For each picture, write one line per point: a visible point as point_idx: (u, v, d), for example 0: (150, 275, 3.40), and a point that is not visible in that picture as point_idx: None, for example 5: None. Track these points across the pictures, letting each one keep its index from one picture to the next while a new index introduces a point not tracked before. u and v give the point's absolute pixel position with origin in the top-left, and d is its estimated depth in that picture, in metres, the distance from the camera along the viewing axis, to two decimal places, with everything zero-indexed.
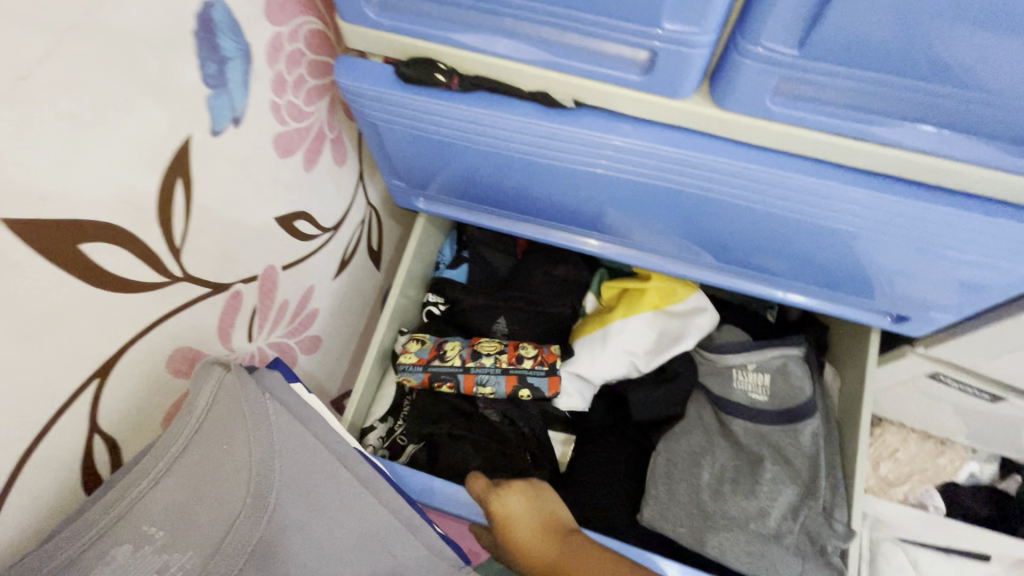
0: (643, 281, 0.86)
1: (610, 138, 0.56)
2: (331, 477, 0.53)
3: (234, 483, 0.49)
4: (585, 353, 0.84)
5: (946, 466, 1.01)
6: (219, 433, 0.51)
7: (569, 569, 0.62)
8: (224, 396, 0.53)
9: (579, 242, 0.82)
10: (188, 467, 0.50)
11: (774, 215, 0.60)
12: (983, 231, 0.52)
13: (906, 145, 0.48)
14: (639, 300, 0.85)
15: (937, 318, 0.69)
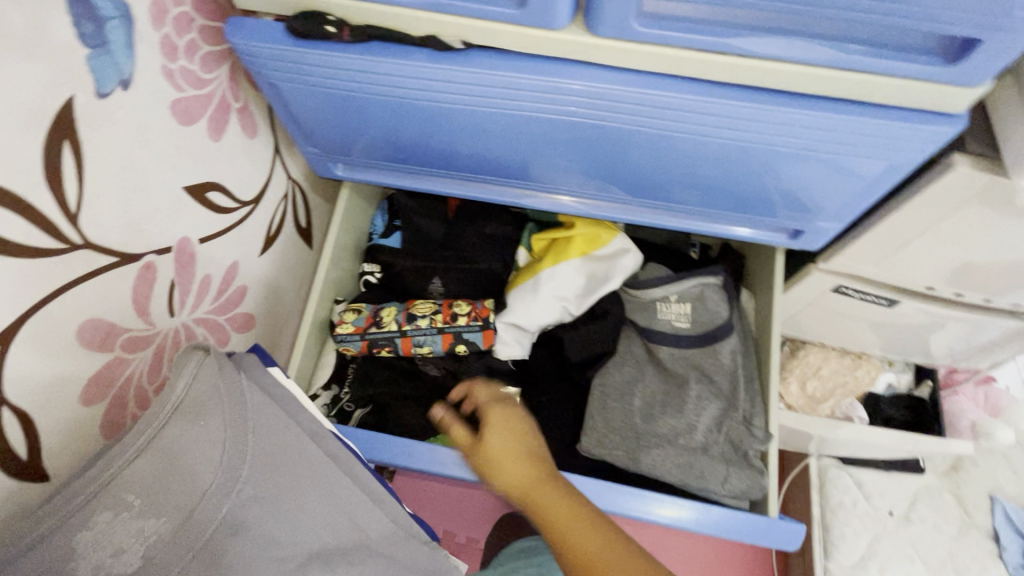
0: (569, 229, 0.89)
1: (572, 83, 0.58)
2: (302, 454, 0.54)
3: (210, 457, 0.50)
4: (518, 303, 0.86)
5: (863, 378, 1.08)
6: (196, 411, 0.52)
7: (541, 500, 0.63)
8: (203, 377, 0.54)
9: (550, 202, 0.83)
10: (166, 443, 0.50)
11: (666, 142, 0.64)
12: (844, 132, 0.57)
13: (762, 55, 0.52)
14: (567, 248, 0.88)
15: (825, 229, 0.75)
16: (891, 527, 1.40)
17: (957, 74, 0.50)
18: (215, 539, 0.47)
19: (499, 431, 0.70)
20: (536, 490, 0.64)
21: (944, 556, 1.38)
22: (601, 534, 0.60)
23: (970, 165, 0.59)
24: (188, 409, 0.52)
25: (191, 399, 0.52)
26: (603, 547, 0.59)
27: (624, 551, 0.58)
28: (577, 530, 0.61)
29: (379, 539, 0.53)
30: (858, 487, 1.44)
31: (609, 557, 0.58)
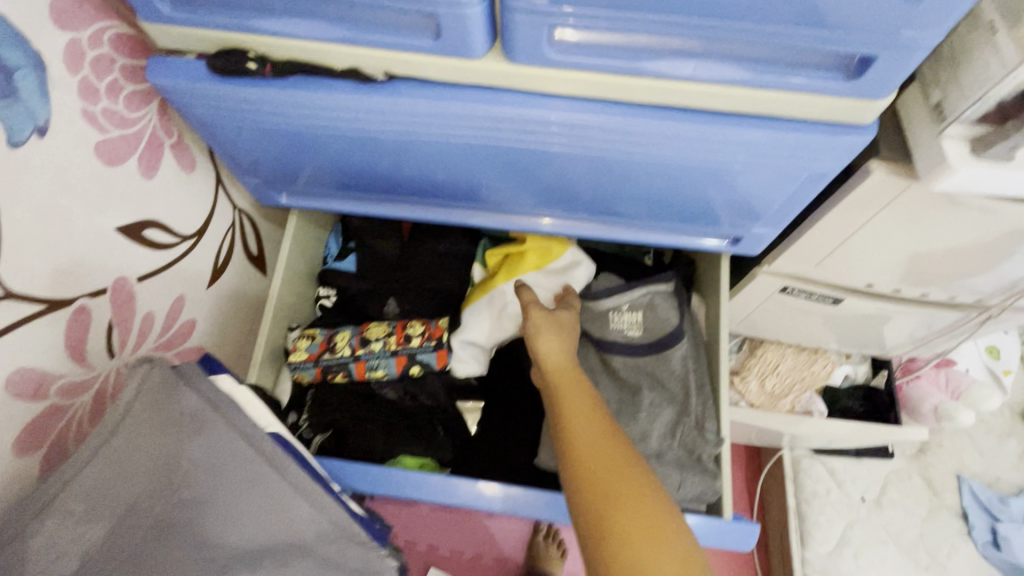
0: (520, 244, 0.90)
1: (553, 116, 0.59)
2: (235, 459, 0.56)
3: (151, 465, 0.56)
4: (472, 322, 0.87)
5: (819, 372, 1.11)
6: (140, 422, 0.57)
7: (570, 391, 0.68)
8: (147, 389, 0.58)
9: (534, 223, 0.83)
10: (113, 452, 0.56)
11: (595, 160, 0.65)
12: (762, 144, 0.58)
13: (675, 77, 0.54)
14: (521, 264, 0.89)
15: (761, 234, 0.77)
16: (864, 513, 1.43)
17: (860, 88, 0.51)
18: (148, 538, 0.54)
19: (544, 322, 0.77)
20: (561, 380, 0.70)
21: (916, 538, 1.41)
22: (599, 432, 0.62)
23: (885, 171, 0.61)
24: (134, 419, 0.57)
25: (135, 411, 0.57)
26: (596, 438, 0.61)
27: (614, 450, 0.60)
28: (581, 421, 0.64)
29: (312, 541, 0.56)
30: (830, 477, 1.46)
31: (597, 451, 0.60)
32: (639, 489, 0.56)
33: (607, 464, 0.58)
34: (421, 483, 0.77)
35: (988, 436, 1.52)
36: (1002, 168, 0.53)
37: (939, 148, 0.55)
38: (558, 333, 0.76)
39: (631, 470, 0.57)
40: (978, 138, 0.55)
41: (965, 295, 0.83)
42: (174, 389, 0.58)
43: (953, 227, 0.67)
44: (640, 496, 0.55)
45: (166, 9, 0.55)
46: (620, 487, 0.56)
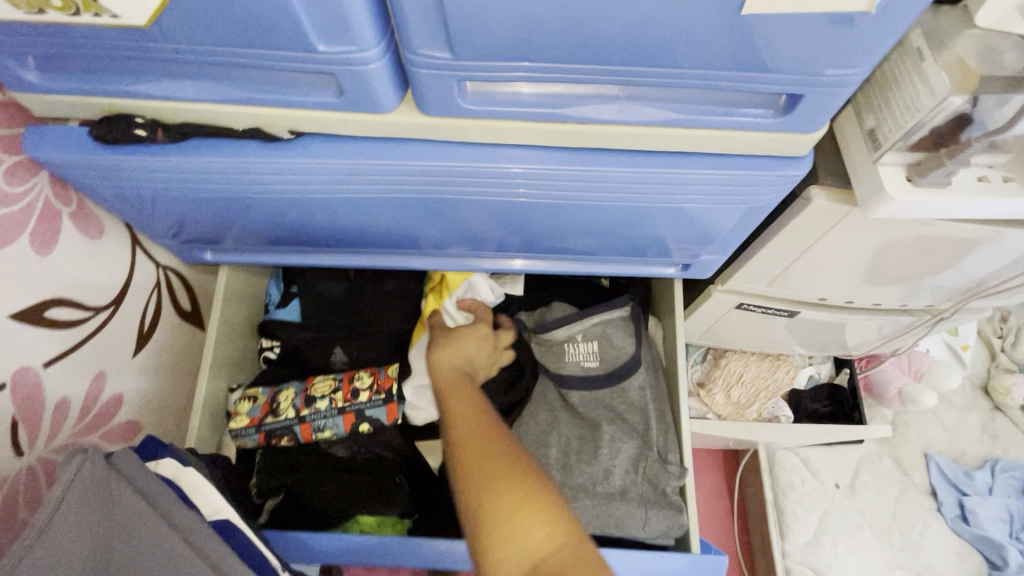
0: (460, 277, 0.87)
1: (512, 167, 0.55)
2: (169, 562, 0.49)
3: (76, 574, 0.48)
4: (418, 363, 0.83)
5: (784, 378, 1.11)
6: (74, 520, 0.50)
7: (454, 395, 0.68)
8: (78, 487, 0.51)
9: (503, 264, 0.80)
10: (38, 559, 0.48)
11: (528, 205, 0.61)
12: (694, 181, 0.56)
13: (599, 121, 0.50)
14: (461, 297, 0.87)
15: (711, 261, 0.75)
16: (839, 499, 1.44)
17: (789, 124, 0.49)
18: None
19: (439, 334, 0.77)
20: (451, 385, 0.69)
21: (890, 519, 1.42)
22: (479, 425, 0.62)
23: (827, 197, 0.59)
24: (64, 518, 0.50)
25: (66, 511, 0.50)
26: (477, 431, 0.61)
27: (493, 440, 0.60)
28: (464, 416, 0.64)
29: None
30: (804, 466, 1.47)
31: (476, 442, 0.60)
32: (515, 472, 0.56)
33: (486, 453, 0.58)
34: (378, 547, 0.74)
35: (952, 412, 1.55)
36: (938, 194, 0.52)
37: (876, 176, 0.53)
38: (447, 338, 0.75)
39: (508, 457, 0.58)
40: (913, 164, 0.53)
41: (916, 300, 0.83)
42: (109, 480, 0.52)
43: (897, 240, 0.66)
44: (516, 480, 0.56)
45: (35, 78, 0.51)
46: (495, 473, 0.56)
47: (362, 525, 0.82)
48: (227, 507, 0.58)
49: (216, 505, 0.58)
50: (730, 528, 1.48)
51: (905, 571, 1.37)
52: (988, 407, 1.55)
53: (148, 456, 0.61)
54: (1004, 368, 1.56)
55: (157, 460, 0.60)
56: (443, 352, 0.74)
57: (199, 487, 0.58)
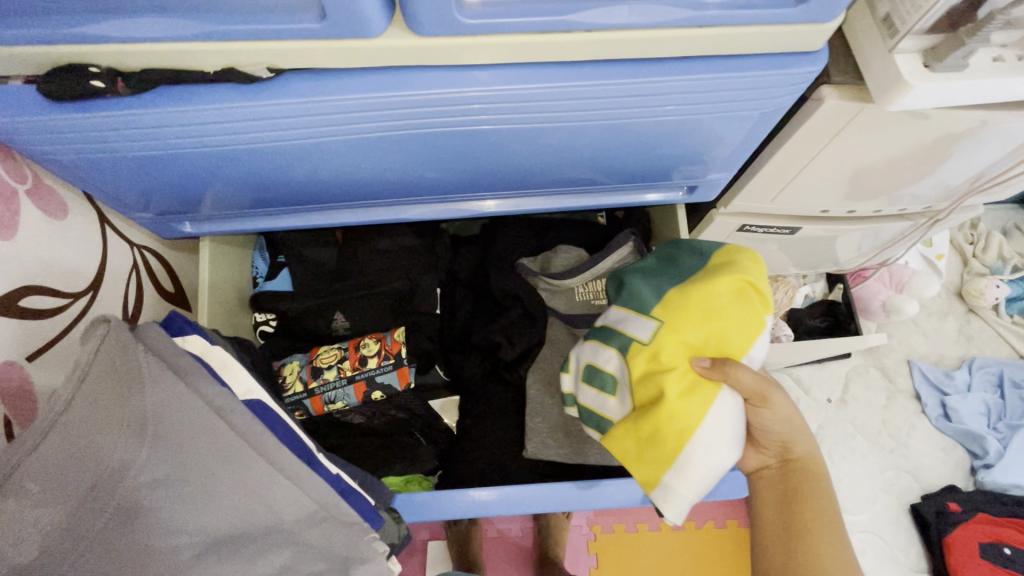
0: (701, 296, 0.61)
1: (503, 89, 0.51)
2: (207, 431, 0.45)
3: (109, 438, 0.43)
4: (700, 435, 0.57)
5: (782, 299, 1.12)
6: (105, 386, 0.44)
7: (803, 478, 0.66)
8: (103, 353, 0.45)
9: (488, 206, 0.77)
10: (68, 429, 0.42)
11: (532, 132, 0.58)
12: (707, 88, 0.54)
13: (606, 27, 0.47)
14: (709, 333, 0.60)
15: (717, 180, 0.73)
16: (832, 413, 1.50)
17: (805, 14, 0.47)
18: (107, 534, 0.41)
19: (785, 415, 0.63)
20: (800, 479, 0.66)
21: (879, 424, 1.49)
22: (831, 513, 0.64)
23: (839, 96, 0.57)
24: (93, 388, 0.44)
25: (93, 377, 0.44)
26: (821, 531, 0.62)
27: (834, 555, 0.61)
28: (816, 513, 0.64)
29: (293, 524, 0.47)
30: (797, 385, 1.52)
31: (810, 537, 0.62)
32: None
33: (828, 561, 0.60)
34: (407, 505, 0.73)
35: (930, 318, 1.61)
36: (954, 78, 0.51)
37: (892, 65, 0.52)
38: (790, 427, 0.64)
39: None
40: (930, 49, 0.51)
41: (914, 203, 0.83)
42: (137, 353, 0.46)
43: (902, 137, 0.64)
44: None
45: None
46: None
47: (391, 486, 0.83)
48: (259, 388, 0.54)
49: (247, 385, 0.53)
50: None
51: (896, 471, 1.44)
52: (963, 310, 1.62)
53: (174, 334, 0.54)
54: (976, 273, 1.62)
55: (184, 337, 0.54)
56: (804, 444, 0.66)
57: (230, 365, 0.53)
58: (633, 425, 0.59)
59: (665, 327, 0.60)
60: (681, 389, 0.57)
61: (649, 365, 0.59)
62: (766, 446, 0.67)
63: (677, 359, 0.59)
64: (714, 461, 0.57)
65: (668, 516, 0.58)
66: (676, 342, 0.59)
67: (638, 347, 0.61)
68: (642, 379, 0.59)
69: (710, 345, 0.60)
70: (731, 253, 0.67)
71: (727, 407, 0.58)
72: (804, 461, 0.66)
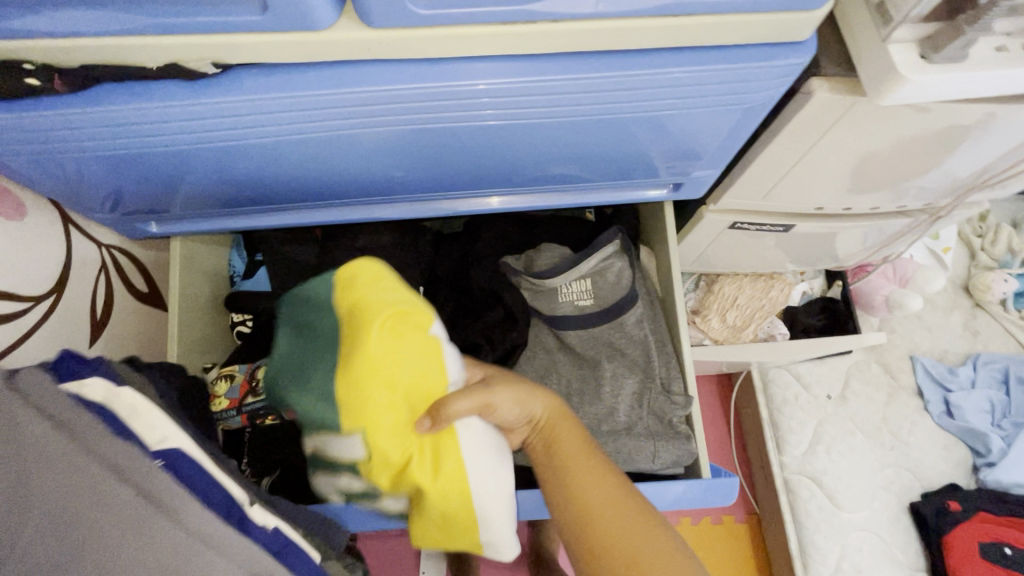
0: (350, 370, 0.46)
1: (476, 83, 0.48)
2: (106, 502, 0.35)
3: None
4: (478, 487, 0.51)
5: (778, 297, 1.08)
6: None
7: (557, 437, 0.59)
8: None
9: (479, 203, 0.74)
10: None
11: (500, 128, 0.55)
12: (686, 81, 0.50)
13: (571, 16, 0.44)
14: (387, 414, 0.47)
15: (703, 177, 0.70)
16: (832, 409, 1.46)
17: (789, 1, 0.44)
18: None
19: (507, 390, 0.56)
20: (551, 439, 0.59)
21: (880, 422, 1.46)
22: (603, 475, 0.56)
23: (830, 89, 0.53)
24: None
25: None
26: (604, 496, 0.55)
27: (632, 504, 0.55)
28: (592, 479, 0.56)
29: None
30: (798, 381, 1.48)
31: (612, 508, 0.55)
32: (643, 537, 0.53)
33: (631, 517, 0.54)
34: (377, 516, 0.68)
35: (936, 313, 1.57)
36: (953, 69, 0.47)
37: (885, 56, 0.48)
38: (525, 399, 0.58)
39: (653, 526, 0.54)
40: (927, 38, 0.48)
41: (913, 200, 0.79)
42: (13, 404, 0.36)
43: (899, 131, 0.61)
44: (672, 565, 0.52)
45: None
46: (649, 557, 0.52)
47: None
48: (178, 433, 0.41)
49: (163, 431, 0.40)
50: (727, 447, 1.51)
51: (896, 469, 1.41)
52: (969, 305, 1.58)
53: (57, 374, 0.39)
54: (984, 266, 1.57)
55: (75, 376, 0.39)
56: (546, 402, 0.60)
57: (140, 411, 0.40)
58: (419, 520, 0.52)
59: (365, 439, 0.46)
60: (424, 472, 0.49)
61: (388, 472, 0.49)
62: (515, 426, 0.60)
63: (393, 454, 0.47)
64: (499, 497, 0.52)
65: (508, 554, 0.56)
66: (385, 437, 0.47)
67: (365, 465, 0.48)
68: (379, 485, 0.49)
69: (417, 398, 0.49)
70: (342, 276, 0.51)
71: (478, 441, 0.51)
72: (552, 431, 0.60)
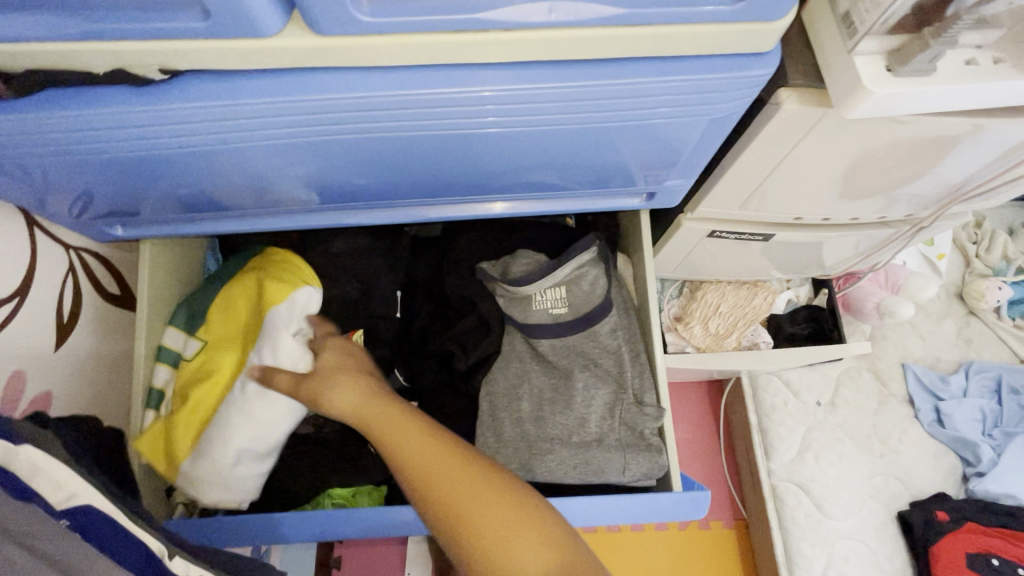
0: (231, 301, 0.77)
1: (482, 89, 0.47)
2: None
3: None
4: (232, 420, 0.68)
5: (761, 305, 1.08)
6: None
7: (372, 424, 0.56)
8: None
9: (484, 208, 0.73)
10: None
11: (463, 138, 0.54)
12: (650, 92, 0.49)
13: (524, 25, 0.43)
14: (232, 330, 0.76)
15: (677, 186, 0.69)
16: (820, 417, 1.45)
17: (748, 11, 0.43)
18: None
19: (323, 375, 0.62)
20: (370, 414, 0.57)
21: (869, 429, 1.44)
22: (431, 450, 0.53)
23: (799, 100, 0.52)
24: None
25: None
26: (423, 466, 0.52)
27: (463, 468, 0.51)
28: (424, 453, 0.53)
29: None
30: (786, 387, 1.46)
31: (445, 476, 0.51)
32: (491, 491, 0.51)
33: (460, 478, 0.51)
34: (348, 520, 0.69)
35: (928, 321, 1.55)
36: (920, 83, 0.46)
37: (851, 69, 0.47)
38: (338, 374, 0.62)
39: (493, 481, 0.51)
40: (895, 51, 0.46)
41: (893, 210, 0.78)
42: None
43: (873, 142, 0.59)
44: (514, 512, 0.50)
45: None
46: (492, 519, 0.49)
47: (336, 499, 0.78)
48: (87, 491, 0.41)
49: (70, 487, 0.41)
50: (715, 453, 1.50)
51: (884, 477, 1.40)
52: (963, 312, 1.56)
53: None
54: (977, 274, 1.55)
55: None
56: (354, 392, 0.59)
57: (43, 471, 0.40)
58: (165, 440, 0.71)
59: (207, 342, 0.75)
60: (207, 389, 0.72)
61: (195, 378, 0.74)
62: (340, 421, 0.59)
63: (224, 368, 0.73)
64: (243, 443, 0.68)
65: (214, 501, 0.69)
66: (214, 344, 0.75)
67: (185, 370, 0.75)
68: (196, 386, 0.72)
69: (252, 337, 0.73)
70: (274, 254, 0.78)
71: (254, 397, 0.68)
72: (365, 414, 0.57)
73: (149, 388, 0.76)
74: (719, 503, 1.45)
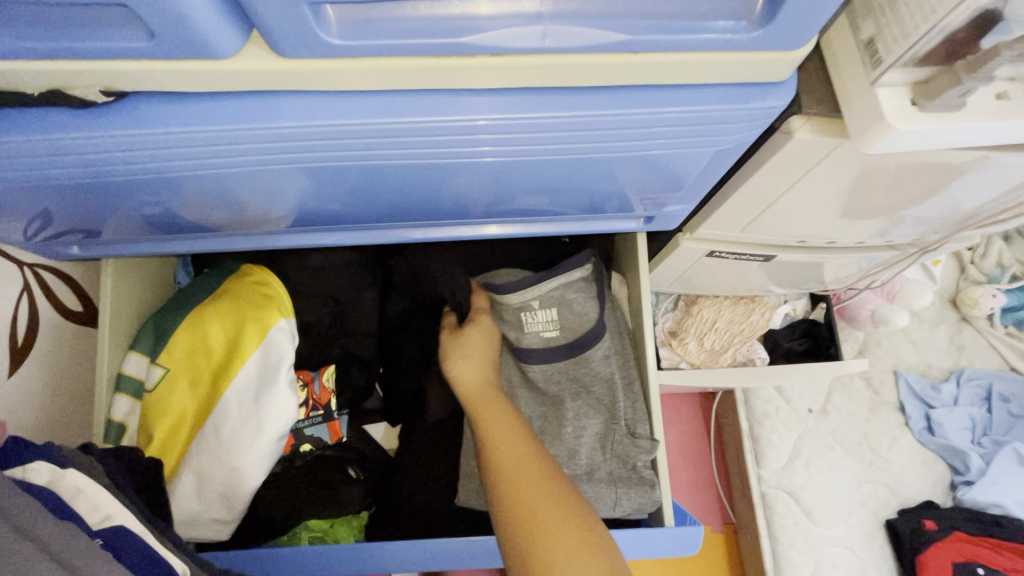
0: (198, 324, 0.71)
1: (473, 120, 0.43)
2: None
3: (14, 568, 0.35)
4: (204, 463, 0.66)
5: (759, 321, 1.04)
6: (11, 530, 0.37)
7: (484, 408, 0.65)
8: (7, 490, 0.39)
9: (475, 231, 0.68)
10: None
11: (442, 167, 0.49)
12: (649, 122, 0.44)
13: (514, 50, 0.38)
14: (196, 357, 0.71)
15: (676, 211, 0.65)
16: (812, 424, 1.43)
17: (765, 39, 0.38)
18: None
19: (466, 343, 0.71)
20: (485, 406, 0.66)
21: (860, 437, 1.43)
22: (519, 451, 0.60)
23: (811, 130, 0.49)
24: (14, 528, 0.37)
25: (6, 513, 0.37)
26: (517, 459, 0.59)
27: (548, 487, 0.56)
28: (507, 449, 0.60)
29: None
30: (778, 394, 1.44)
31: (525, 484, 0.56)
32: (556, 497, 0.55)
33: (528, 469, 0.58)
34: (326, 555, 0.66)
35: (922, 328, 1.52)
36: (948, 119, 0.42)
37: (872, 102, 0.43)
38: (482, 357, 0.70)
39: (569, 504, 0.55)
40: (921, 83, 0.42)
41: (899, 233, 0.75)
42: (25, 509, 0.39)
43: (886, 169, 0.55)
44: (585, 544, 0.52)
45: None
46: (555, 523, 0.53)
47: (313, 531, 0.74)
48: (122, 511, 0.47)
49: (107, 509, 0.46)
50: (706, 459, 1.47)
51: (873, 485, 1.38)
52: (956, 319, 1.53)
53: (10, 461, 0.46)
54: (972, 281, 1.53)
55: (23, 464, 0.46)
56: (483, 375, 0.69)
57: (85, 492, 0.46)
58: None
59: (169, 367, 0.71)
60: (171, 421, 0.69)
61: (156, 407, 0.69)
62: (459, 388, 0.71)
63: (188, 400, 0.70)
64: (213, 486, 0.66)
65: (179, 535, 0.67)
66: (176, 372, 0.71)
67: (147, 399, 0.70)
68: (160, 417, 0.68)
69: (221, 370, 0.69)
70: (250, 276, 0.74)
71: (226, 445, 0.65)
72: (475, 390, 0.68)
73: (107, 419, 0.70)
74: (707, 508, 1.44)
